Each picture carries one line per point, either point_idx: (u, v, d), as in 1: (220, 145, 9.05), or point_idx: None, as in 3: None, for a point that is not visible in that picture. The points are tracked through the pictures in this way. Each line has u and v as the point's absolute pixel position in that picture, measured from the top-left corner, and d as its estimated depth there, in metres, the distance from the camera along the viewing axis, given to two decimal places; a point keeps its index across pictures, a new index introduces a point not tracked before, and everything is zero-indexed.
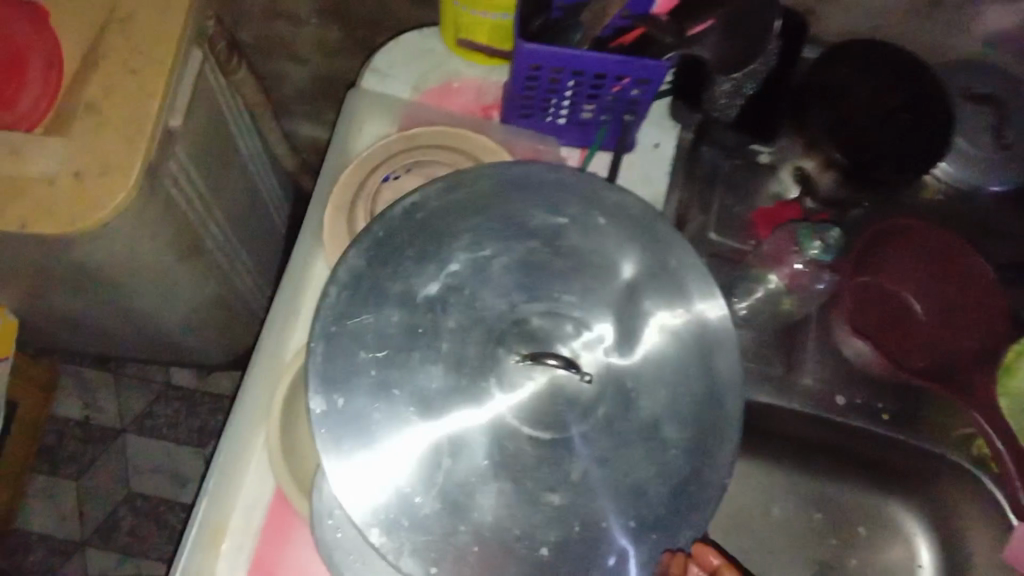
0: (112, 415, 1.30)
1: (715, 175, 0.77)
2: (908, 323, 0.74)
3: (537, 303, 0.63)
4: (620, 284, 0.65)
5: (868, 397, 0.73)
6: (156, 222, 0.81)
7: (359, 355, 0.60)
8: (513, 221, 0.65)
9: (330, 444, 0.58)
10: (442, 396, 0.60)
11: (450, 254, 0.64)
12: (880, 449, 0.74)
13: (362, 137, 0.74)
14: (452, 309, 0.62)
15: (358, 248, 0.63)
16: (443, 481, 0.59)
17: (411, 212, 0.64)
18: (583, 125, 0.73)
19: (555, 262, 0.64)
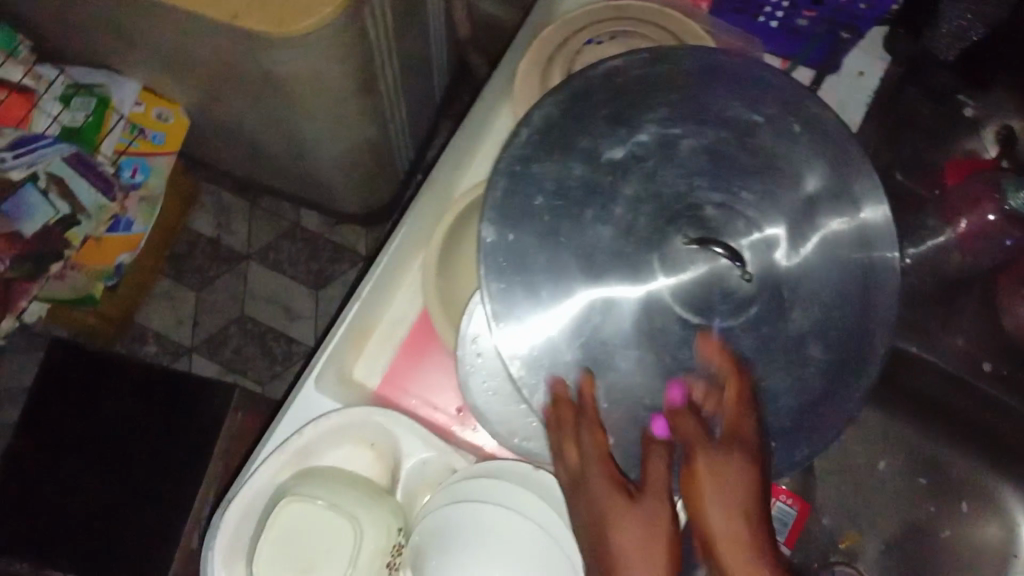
0: (241, 240, 1.36)
1: (913, 117, 0.74)
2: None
3: (716, 192, 0.58)
4: (801, 196, 0.59)
5: (1018, 371, 0.71)
6: (348, 47, 0.83)
7: (536, 198, 0.59)
8: (705, 107, 0.60)
9: (494, 273, 0.58)
10: (606, 256, 0.58)
11: (643, 122, 0.59)
12: (1011, 427, 0.72)
13: (569, 0, 0.74)
14: (632, 176, 0.59)
15: (554, 98, 0.60)
16: (588, 336, 0.58)
17: (611, 76, 0.60)
18: (794, 32, 0.71)
19: (745, 156, 0.59)
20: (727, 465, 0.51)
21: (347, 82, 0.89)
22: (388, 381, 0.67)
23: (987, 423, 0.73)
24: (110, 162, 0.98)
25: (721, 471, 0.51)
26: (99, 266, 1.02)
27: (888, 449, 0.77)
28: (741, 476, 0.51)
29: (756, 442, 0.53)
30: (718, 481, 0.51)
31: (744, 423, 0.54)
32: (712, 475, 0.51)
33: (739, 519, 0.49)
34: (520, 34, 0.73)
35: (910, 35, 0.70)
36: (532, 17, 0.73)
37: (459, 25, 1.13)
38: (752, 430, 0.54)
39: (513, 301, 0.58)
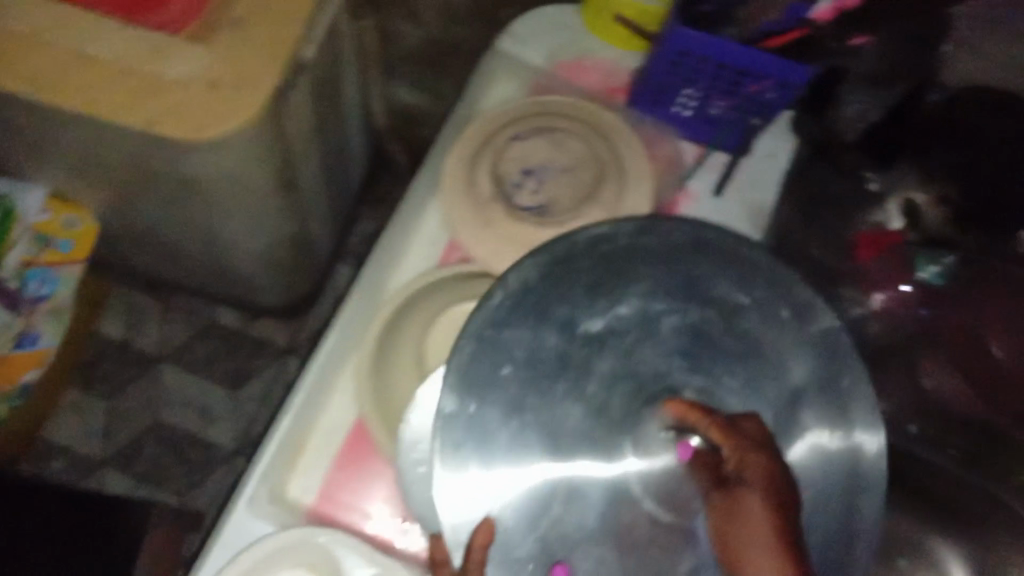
0: (154, 342, 1.31)
1: (824, 195, 0.77)
2: (992, 371, 0.72)
3: (695, 377, 0.56)
4: (787, 388, 0.57)
5: (938, 433, 0.74)
6: (266, 148, 0.82)
7: (504, 369, 0.55)
8: (691, 284, 0.58)
9: (449, 449, 0.53)
10: (574, 437, 0.55)
11: (626, 293, 0.58)
12: (941, 484, 0.74)
13: (490, 98, 0.76)
14: (609, 351, 0.57)
15: (535, 259, 0.57)
16: (547, 527, 0.54)
17: (597, 241, 0.58)
18: (707, 121, 0.75)
19: (726, 340, 0.58)
20: (747, 514, 0.48)
21: (266, 182, 0.87)
22: (326, 497, 0.65)
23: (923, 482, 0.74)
24: (13, 275, 0.93)
25: (745, 524, 0.47)
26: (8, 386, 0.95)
27: None
28: (773, 531, 0.47)
29: (770, 469, 0.49)
30: (743, 534, 0.47)
31: (755, 459, 0.50)
32: (736, 529, 0.48)
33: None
34: (444, 132, 0.75)
35: (814, 118, 0.75)
36: (456, 112, 0.75)
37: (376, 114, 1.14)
38: (768, 464, 0.49)
39: (468, 479, 0.54)
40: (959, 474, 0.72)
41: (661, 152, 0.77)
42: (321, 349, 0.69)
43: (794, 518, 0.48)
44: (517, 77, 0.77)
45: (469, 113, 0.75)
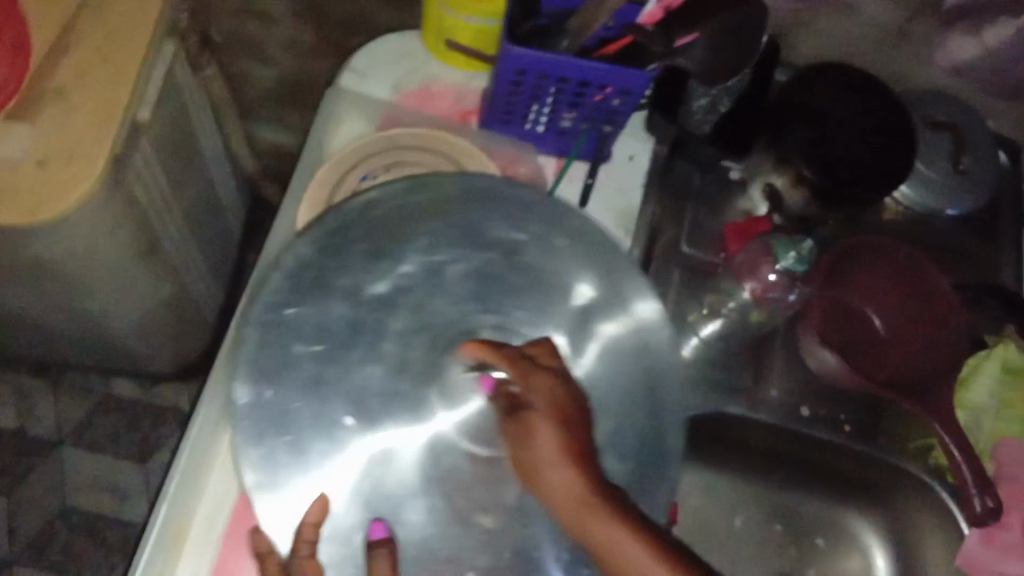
0: (49, 425, 1.24)
1: (687, 189, 0.79)
2: (869, 339, 0.75)
3: (487, 316, 0.60)
4: (573, 307, 0.62)
5: (832, 410, 0.74)
6: (120, 215, 0.79)
7: (295, 347, 0.56)
8: (469, 231, 0.62)
9: (252, 437, 0.53)
10: (378, 399, 0.57)
11: (405, 254, 0.60)
12: (839, 460, 0.75)
13: (339, 137, 0.74)
14: (399, 310, 0.59)
15: (308, 237, 0.58)
16: (370, 489, 0.55)
17: (368, 208, 0.60)
18: (561, 133, 0.74)
19: (511, 278, 0.62)
20: (541, 438, 0.52)
21: (124, 249, 0.83)
22: None
23: (821, 460, 0.76)
24: None
25: (538, 445, 0.52)
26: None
27: (738, 507, 0.78)
28: (561, 450, 0.52)
29: (557, 391, 0.54)
30: (538, 454, 0.52)
31: (544, 386, 0.54)
32: (530, 451, 0.53)
33: (580, 491, 0.52)
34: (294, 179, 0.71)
35: (666, 117, 0.74)
36: (304, 157, 0.72)
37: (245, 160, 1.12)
38: (554, 388, 0.54)
39: (279, 463, 0.54)
40: (852, 444, 0.73)
41: (523, 169, 0.75)
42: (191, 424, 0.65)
43: (580, 430, 0.54)
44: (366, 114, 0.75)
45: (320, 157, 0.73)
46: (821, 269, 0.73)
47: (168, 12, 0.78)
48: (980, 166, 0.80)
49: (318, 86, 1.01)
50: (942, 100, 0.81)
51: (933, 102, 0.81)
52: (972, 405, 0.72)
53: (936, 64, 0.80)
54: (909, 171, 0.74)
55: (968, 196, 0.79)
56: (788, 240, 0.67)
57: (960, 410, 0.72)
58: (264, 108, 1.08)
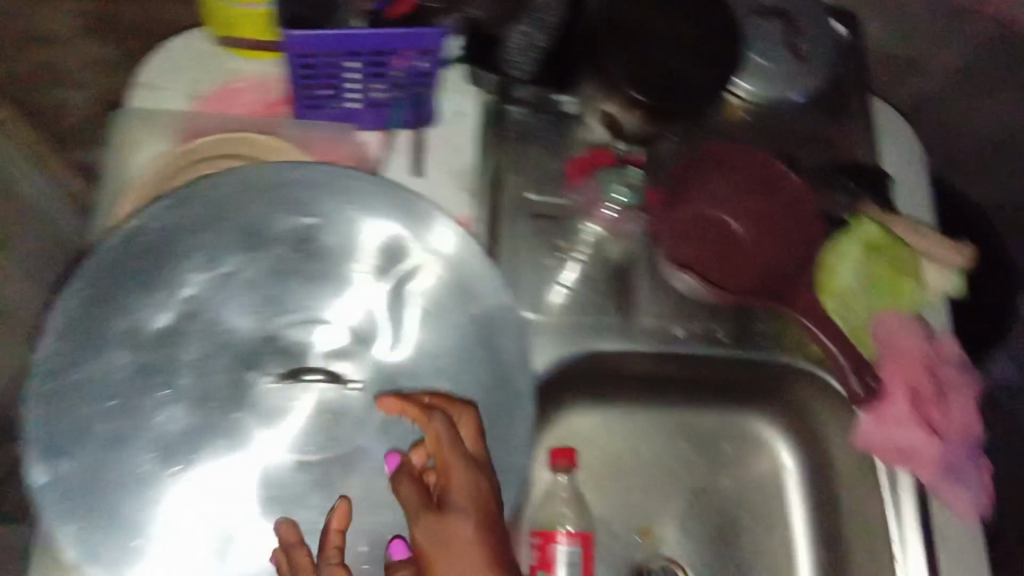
0: None
1: (524, 134, 0.77)
2: (731, 244, 0.75)
3: (289, 315, 0.60)
4: (385, 279, 0.61)
5: (705, 324, 0.74)
6: None
7: (84, 409, 0.52)
8: (250, 231, 0.59)
9: (63, 520, 0.50)
10: (186, 438, 0.55)
11: (184, 277, 0.57)
12: (727, 370, 0.75)
13: (136, 158, 0.68)
14: (191, 337, 0.57)
15: (70, 291, 0.52)
16: (205, 532, 0.54)
17: (129, 237, 0.54)
18: (376, 106, 0.70)
19: (306, 267, 0.60)
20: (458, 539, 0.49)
21: None
22: None
23: (708, 372, 0.76)
24: None
25: (456, 554, 0.48)
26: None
27: (641, 434, 0.78)
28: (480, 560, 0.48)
29: (479, 486, 0.50)
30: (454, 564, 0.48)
31: (463, 481, 0.50)
32: (443, 558, 0.48)
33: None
34: (101, 215, 0.66)
35: (487, 67, 0.72)
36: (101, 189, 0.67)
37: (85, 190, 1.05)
38: (474, 483, 0.50)
39: (99, 537, 0.51)
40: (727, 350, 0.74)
41: (344, 151, 0.71)
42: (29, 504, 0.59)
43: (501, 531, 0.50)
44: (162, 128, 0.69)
45: (124, 183, 0.67)
46: (657, 194, 0.73)
47: None
48: (815, 47, 0.79)
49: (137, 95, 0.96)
50: None
51: None
52: (839, 291, 0.72)
53: None
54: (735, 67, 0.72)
55: (808, 78, 0.79)
56: (619, 172, 0.71)
57: (826, 297, 0.72)
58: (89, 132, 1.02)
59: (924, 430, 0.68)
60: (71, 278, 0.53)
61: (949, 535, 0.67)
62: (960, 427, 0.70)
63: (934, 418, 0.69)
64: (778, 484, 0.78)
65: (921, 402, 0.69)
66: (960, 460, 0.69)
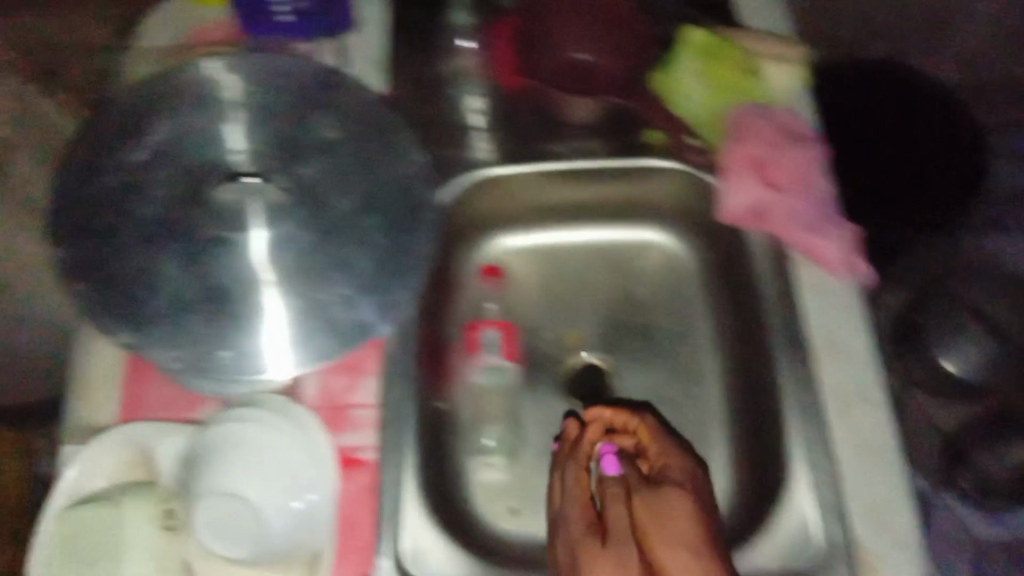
0: None
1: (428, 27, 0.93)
2: (582, 64, 0.83)
3: (233, 151, 0.81)
4: (300, 122, 0.84)
5: (582, 138, 0.87)
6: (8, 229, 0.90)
7: (94, 220, 0.78)
8: (199, 98, 0.83)
9: (98, 296, 0.75)
10: (158, 233, 0.78)
11: (151, 133, 0.82)
12: (602, 181, 0.87)
13: (136, 67, 0.90)
14: (159, 172, 0.80)
15: (78, 149, 0.81)
16: (182, 296, 0.76)
17: (120, 114, 0.83)
18: (305, 18, 0.89)
19: (236, 118, 0.82)
20: (674, 537, 0.62)
21: None
22: (129, 409, 0.80)
23: (590, 185, 0.88)
24: None
25: (680, 508, 0.64)
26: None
27: (543, 249, 0.91)
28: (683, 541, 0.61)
29: (693, 475, 0.70)
30: (684, 509, 0.63)
31: (679, 464, 0.71)
32: (660, 527, 0.62)
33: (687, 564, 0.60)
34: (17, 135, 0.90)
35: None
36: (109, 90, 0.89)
37: None
38: (691, 472, 0.70)
39: (118, 300, 0.75)
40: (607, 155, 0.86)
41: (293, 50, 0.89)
42: (83, 328, 0.83)
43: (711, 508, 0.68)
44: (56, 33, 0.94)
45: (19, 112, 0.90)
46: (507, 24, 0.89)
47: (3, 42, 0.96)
48: None
49: None
50: None
51: None
52: (681, 86, 0.83)
53: None
54: None
55: None
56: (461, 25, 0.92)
57: (673, 99, 0.84)
58: None
59: (769, 188, 0.79)
60: (103, 158, 0.81)
61: (808, 285, 0.77)
62: (805, 185, 0.79)
63: (782, 182, 0.79)
64: (690, 267, 0.89)
65: (762, 171, 0.79)
66: (821, 218, 0.78)
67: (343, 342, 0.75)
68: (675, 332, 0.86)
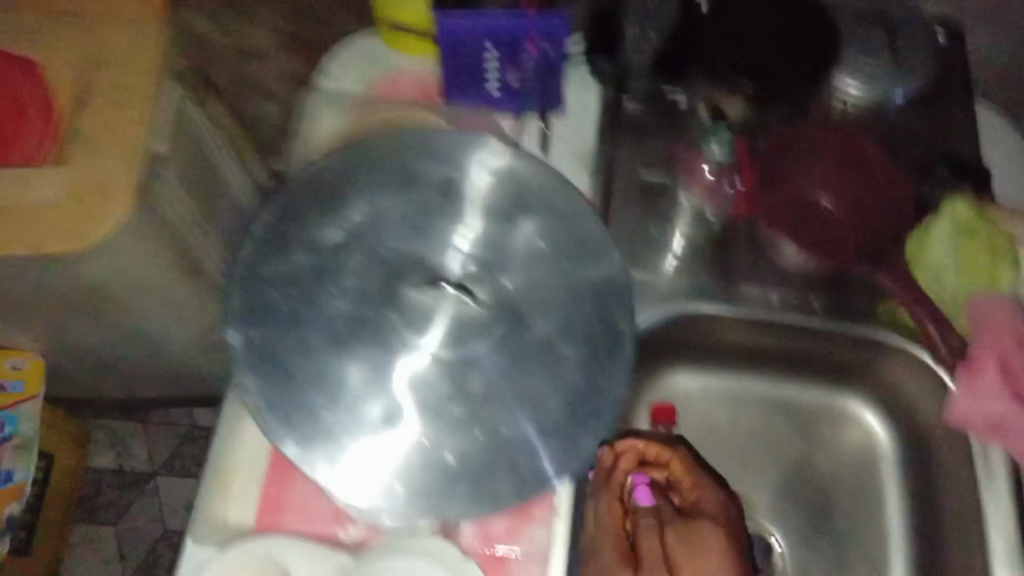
0: (142, 460, 1.38)
1: (640, 126, 0.86)
2: (823, 216, 0.77)
3: (432, 243, 0.71)
4: (509, 219, 0.72)
5: (801, 294, 0.79)
6: (158, 236, 0.92)
7: (273, 295, 0.68)
8: (405, 175, 0.73)
9: (261, 388, 0.65)
10: (346, 324, 0.68)
11: (352, 205, 0.72)
12: (817, 344, 0.80)
13: (318, 128, 0.82)
14: (355, 252, 0.70)
15: (268, 209, 0.70)
16: (353, 405, 0.65)
17: (312, 176, 0.72)
18: (513, 93, 0.82)
19: (444, 205, 0.72)
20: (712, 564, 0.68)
21: (179, 284, 1.00)
22: (265, 513, 0.67)
23: (805, 347, 0.80)
24: None
25: (703, 538, 0.69)
26: (59, 537, 1.30)
27: (732, 402, 0.85)
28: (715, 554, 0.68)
29: (725, 513, 0.74)
30: (707, 555, 0.68)
31: (710, 500, 0.75)
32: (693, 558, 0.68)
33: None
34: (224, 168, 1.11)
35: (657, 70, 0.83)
36: (291, 152, 0.81)
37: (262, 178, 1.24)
38: (724, 507, 0.74)
39: (287, 396, 0.65)
40: (833, 321, 0.77)
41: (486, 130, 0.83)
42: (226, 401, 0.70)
43: (740, 545, 0.71)
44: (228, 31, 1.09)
45: (177, 122, 0.94)
46: (749, 165, 0.78)
47: (167, 56, 0.91)
48: (914, 51, 0.86)
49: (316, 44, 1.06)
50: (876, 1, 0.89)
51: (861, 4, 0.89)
52: (929, 265, 0.74)
53: None
54: (838, 53, 0.81)
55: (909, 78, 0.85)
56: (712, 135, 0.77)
57: (917, 271, 0.75)
58: (230, 82, 1.13)
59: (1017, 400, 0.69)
60: (294, 219, 0.71)
61: None
62: None
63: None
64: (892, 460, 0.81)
65: (1011, 376, 0.70)
66: None
67: (514, 500, 0.64)
68: (864, 526, 0.80)
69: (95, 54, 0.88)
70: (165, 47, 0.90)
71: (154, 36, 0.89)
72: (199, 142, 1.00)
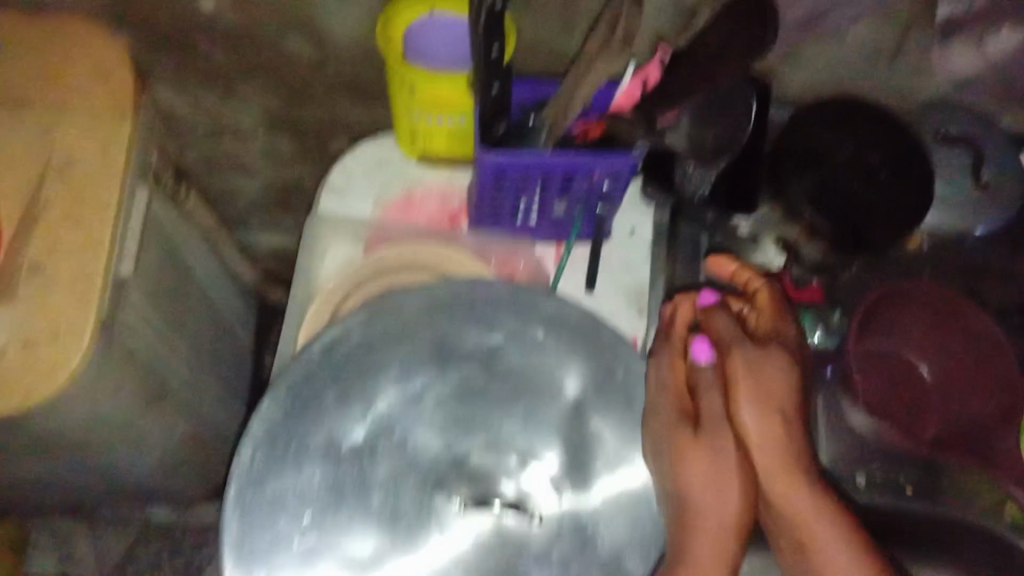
0: (91, 565, 1.22)
1: (697, 253, 0.74)
2: (916, 388, 0.69)
3: (475, 439, 0.62)
4: (565, 403, 0.62)
5: (888, 472, 0.68)
6: (116, 375, 0.77)
7: (281, 522, 0.54)
8: (440, 346, 0.61)
9: None
10: (377, 556, 0.57)
11: (378, 391, 0.59)
12: (910, 525, 0.69)
13: (327, 261, 0.71)
14: (383, 456, 0.59)
15: (274, 397, 0.55)
16: None
17: (331, 349, 0.58)
18: (555, 222, 0.71)
19: (491, 387, 0.62)
20: (784, 441, 0.55)
21: (143, 413, 0.85)
22: None
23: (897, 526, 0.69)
24: None
25: (769, 366, 0.56)
26: None
27: None
28: (784, 440, 0.55)
29: (801, 349, 0.59)
30: (777, 387, 0.56)
31: (790, 335, 0.59)
32: (761, 382, 0.55)
33: (791, 491, 0.55)
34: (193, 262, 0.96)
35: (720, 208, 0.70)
36: (296, 292, 0.69)
37: (234, 260, 1.08)
38: (795, 339, 0.59)
39: None
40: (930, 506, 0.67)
41: (522, 263, 0.72)
42: None
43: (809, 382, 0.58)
44: (209, 112, 0.89)
45: (144, 229, 0.79)
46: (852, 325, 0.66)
47: (134, 158, 0.76)
48: (1001, 176, 0.75)
49: (307, 128, 0.91)
50: (970, 115, 0.77)
51: (944, 117, 0.77)
52: None
53: (935, 74, 0.76)
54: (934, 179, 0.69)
55: (992, 211, 0.74)
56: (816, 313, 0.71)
57: None
58: (201, 160, 0.97)
59: None
60: (307, 406, 0.56)
61: None
62: None
63: None
64: None
65: None
66: None
67: None
68: None
69: (47, 157, 0.72)
70: (132, 149, 0.74)
71: (121, 134, 0.74)
72: (169, 245, 0.86)
